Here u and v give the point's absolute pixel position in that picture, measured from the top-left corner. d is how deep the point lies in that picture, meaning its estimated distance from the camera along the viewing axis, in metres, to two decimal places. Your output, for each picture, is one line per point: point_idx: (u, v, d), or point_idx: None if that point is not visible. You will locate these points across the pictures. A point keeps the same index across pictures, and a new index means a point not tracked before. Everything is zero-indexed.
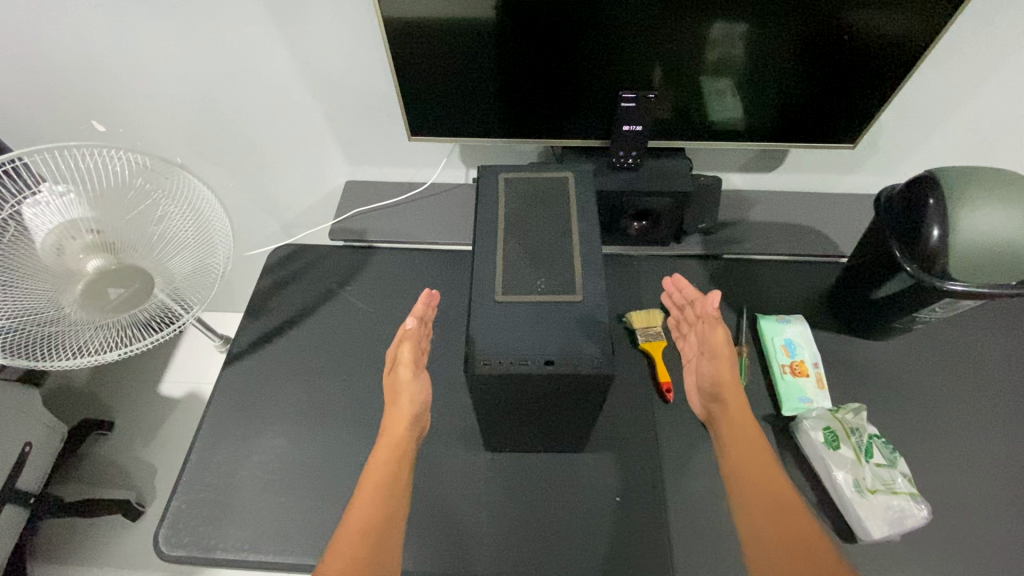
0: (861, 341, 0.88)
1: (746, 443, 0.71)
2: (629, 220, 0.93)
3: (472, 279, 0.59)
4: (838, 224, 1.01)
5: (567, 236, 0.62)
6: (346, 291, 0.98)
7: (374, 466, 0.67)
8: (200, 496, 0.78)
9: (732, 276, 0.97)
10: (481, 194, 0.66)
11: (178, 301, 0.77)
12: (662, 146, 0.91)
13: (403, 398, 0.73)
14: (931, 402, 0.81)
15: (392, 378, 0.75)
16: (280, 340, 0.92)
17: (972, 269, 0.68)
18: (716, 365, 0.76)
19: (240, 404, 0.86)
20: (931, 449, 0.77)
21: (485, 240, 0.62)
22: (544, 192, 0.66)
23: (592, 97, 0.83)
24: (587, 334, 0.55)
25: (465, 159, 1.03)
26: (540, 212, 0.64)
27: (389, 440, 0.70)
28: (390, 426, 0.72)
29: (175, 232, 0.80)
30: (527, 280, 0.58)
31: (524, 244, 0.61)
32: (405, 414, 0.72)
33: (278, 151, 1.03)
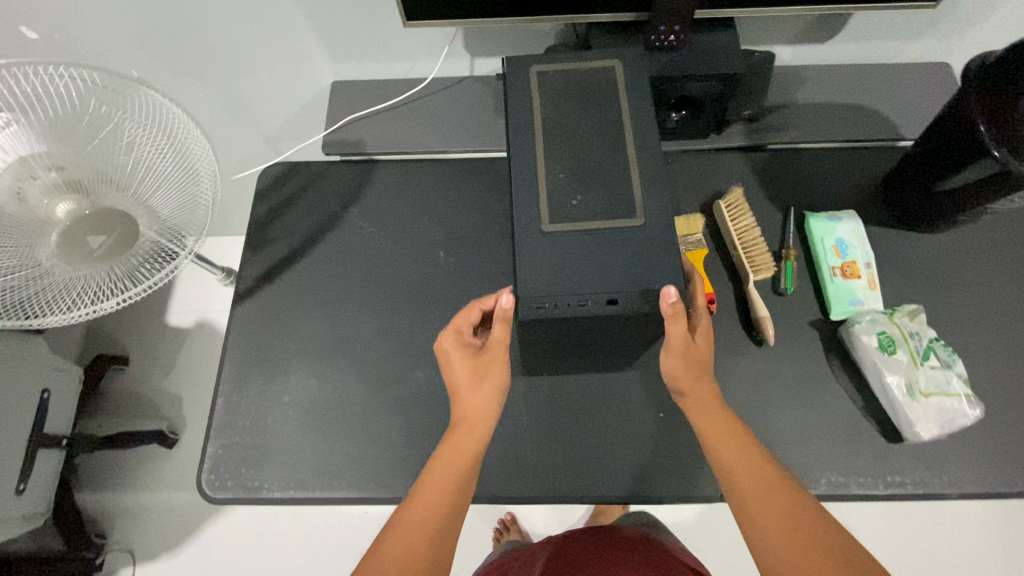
0: (916, 236, 0.82)
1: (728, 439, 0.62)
2: (666, 111, 0.82)
3: (511, 207, 0.50)
4: (898, 102, 0.90)
5: (618, 146, 0.52)
6: (353, 213, 0.89)
7: (452, 457, 0.61)
8: (234, 439, 0.76)
9: (777, 169, 0.88)
10: (509, 96, 0.54)
11: (175, 241, 0.67)
12: (710, 16, 0.75)
13: (477, 388, 0.64)
14: (985, 298, 0.78)
15: (460, 371, 0.66)
16: (289, 274, 0.85)
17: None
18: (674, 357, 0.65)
19: (260, 343, 0.81)
20: (980, 347, 0.75)
21: (519, 156, 0.52)
22: (586, 90, 0.54)
23: None
24: (654, 265, 0.47)
25: (471, 47, 0.88)
26: (583, 118, 0.53)
27: (461, 430, 0.64)
28: (465, 413, 0.64)
29: (150, 161, 0.69)
30: (578, 204, 0.50)
31: (568, 159, 0.51)
32: (482, 407, 0.64)
33: (250, 53, 0.87)
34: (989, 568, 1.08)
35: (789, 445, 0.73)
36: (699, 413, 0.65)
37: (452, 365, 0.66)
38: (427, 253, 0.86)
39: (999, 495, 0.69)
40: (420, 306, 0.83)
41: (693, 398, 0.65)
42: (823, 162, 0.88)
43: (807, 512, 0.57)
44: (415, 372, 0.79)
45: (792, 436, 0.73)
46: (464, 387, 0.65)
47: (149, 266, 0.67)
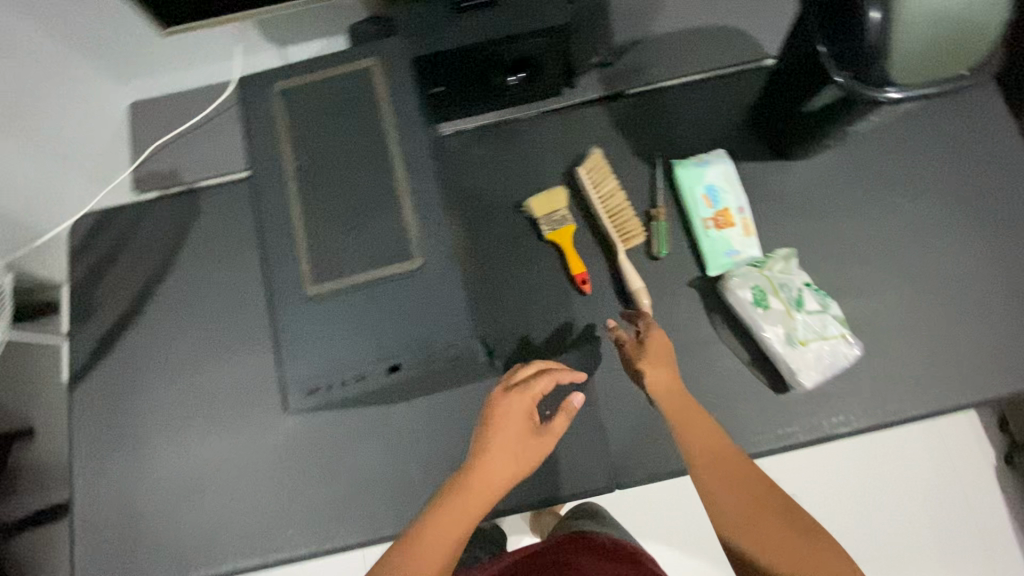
0: (788, 168, 0.76)
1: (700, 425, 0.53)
2: (502, 76, 0.72)
3: (268, 270, 0.42)
4: (759, 15, 0.81)
5: (384, 172, 0.44)
6: (182, 256, 0.78)
7: (451, 518, 0.48)
8: (105, 532, 0.70)
9: (641, 116, 0.79)
10: (248, 128, 0.45)
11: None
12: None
13: (512, 465, 0.51)
14: (860, 223, 0.74)
15: (519, 430, 0.52)
16: (125, 340, 0.76)
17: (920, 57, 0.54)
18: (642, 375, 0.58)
19: (110, 423, 0.73)
20: (856, 277, 0.73)
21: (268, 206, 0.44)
22: (342, 104, 0.45)
23: None
24: (440, 314, 0.42)
25: (270, 36, 0.75)
26: (341, 143, 0.44)
27: (478, 491, 0.49)
28: (486, 462, 0.51)
29: None
30: (342, 256, 0.43)
31: (326, 199, 0.43)
32: (508, 469, 0.51)
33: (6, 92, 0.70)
34: None
35: None
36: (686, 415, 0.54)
37: (511, 412, 0.53)
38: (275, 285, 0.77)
39: (880, 424, 0.70)
40: None
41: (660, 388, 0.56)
42: (689, 100, 0.80)
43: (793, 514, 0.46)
44: (284, 420, 0.73)
45: None
46: (509, 445, 0.52)
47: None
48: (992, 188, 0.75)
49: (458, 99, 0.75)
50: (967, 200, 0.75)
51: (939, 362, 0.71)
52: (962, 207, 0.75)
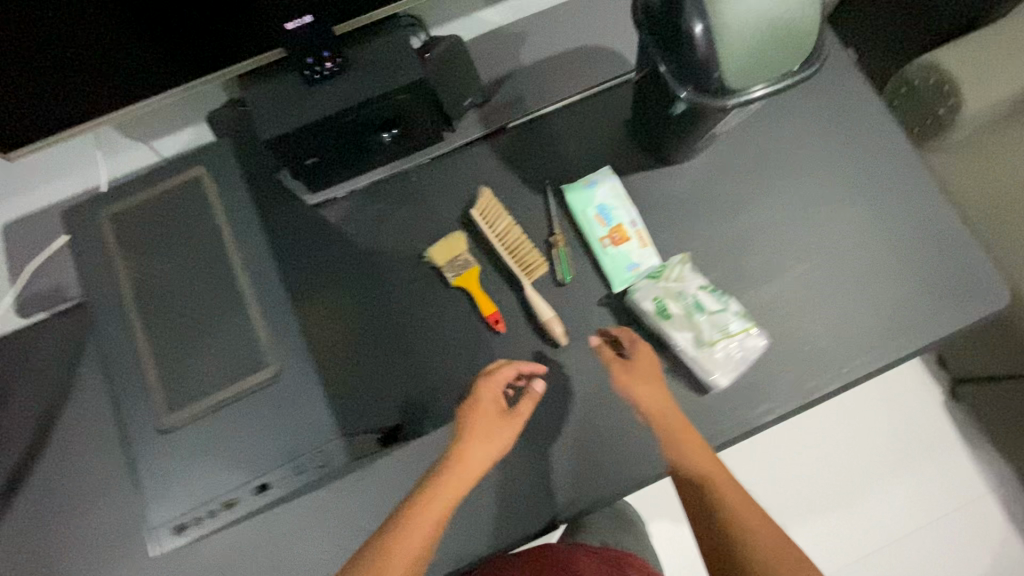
0: (674, 174, 0.78)
1: (687, 443, 0.64)
2: (374, 135, 0.72)
3: None
4: (620, 30, 0.83)
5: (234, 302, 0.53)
6: (81, 375, 0.74)
7: (434, 506, 0.58)
8: None
9: (525, 146, 0.80)
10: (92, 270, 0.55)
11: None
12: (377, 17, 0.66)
13: (482, 446, 0.63)
14: (749, 215, 0.77)
15: (485, 425, 0.64)
16: (35, 473, 0.71)
17: (759, 67, 0.55)
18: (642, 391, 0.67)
19: (31, 565, 0.69)
20: (755, 268, 0.75)
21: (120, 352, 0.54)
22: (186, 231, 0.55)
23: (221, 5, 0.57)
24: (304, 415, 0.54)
25: (132, 133, 0.73)
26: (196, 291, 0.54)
27: (458, 479, 0.61)
28: (462, 458, 0.62)
29: None
30: None
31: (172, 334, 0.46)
32: (485, 457, 0.63)
33: None
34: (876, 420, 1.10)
35: (613, 440, 0.70)
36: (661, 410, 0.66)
37: (480, 413, 0.65)
38: None
39: (803, 407, 0.71)
40: None
41: (649, 402, 0.66)
42: (568, 123, 0.81)
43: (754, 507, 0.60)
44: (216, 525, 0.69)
45: (615, 428, 0.71)
46: (481, 436, 0.64)
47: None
48: (864, 158, 0.79)
49: (337, 165, 0.74)
50: (843, 174, 0.78)
51: (847, 333, 0.73)
52: (840, 183, 0.78)
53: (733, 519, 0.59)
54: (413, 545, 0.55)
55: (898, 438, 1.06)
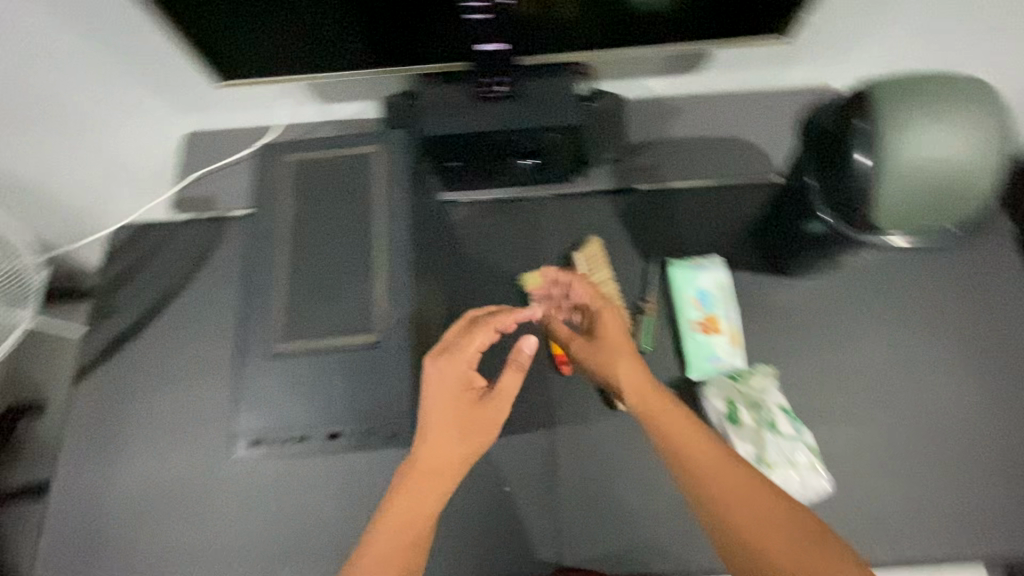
0: (782, 288, 0.77)
1: (673, 419, 0.60)
2: (514, 158, 0.77)
3: None
4: (774, 136, 0.83)
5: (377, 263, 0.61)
6: (199, 277, 0.84)
7: (419, 490, 0.56)
8: (71, 525, 0.74)
9: (645, 212, 0.83)
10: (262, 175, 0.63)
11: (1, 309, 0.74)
12: (566, 59, 0.70)
13: (450, 442, 0.57)
14: (847, 354, 0.74)
15: (452, 415, 0.58)
16: (136, 343, 0.82)
17: (922, 219, 0.56)
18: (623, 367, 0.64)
19: (103, 419, 0.79)
20: (837, 409, 0.72)
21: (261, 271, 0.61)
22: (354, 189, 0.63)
23: (431, 15, 0.63)
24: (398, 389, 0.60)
25: (317, 93, 0.83)
26: (342, 249, 0.61)
27: (418, 479, 0.56)
28: (425, 445, 0.57)
29: None
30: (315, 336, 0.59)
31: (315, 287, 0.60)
32: (452, 444, 0.57)
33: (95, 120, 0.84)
34: None
35: (634, 519, 0.70)
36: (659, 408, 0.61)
37: (428, 400, 0.58)
38: None
39: None
40: None
41: (622, 370, 0.65)
42: (695, 205, 0.83)
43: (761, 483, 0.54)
44: None
45: (641, 508, 0.70)
46: (438, 428, 0.57)
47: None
48: (992, 339, 0.74)
49: (472, 172, 0.81)
50: (963, 349, 0.73)
51: (914, 513, 0.68)
52: (956, 357, 0.73)
53: (745, 511, 0.53)
54: (400, 540, 0.54)
55: None
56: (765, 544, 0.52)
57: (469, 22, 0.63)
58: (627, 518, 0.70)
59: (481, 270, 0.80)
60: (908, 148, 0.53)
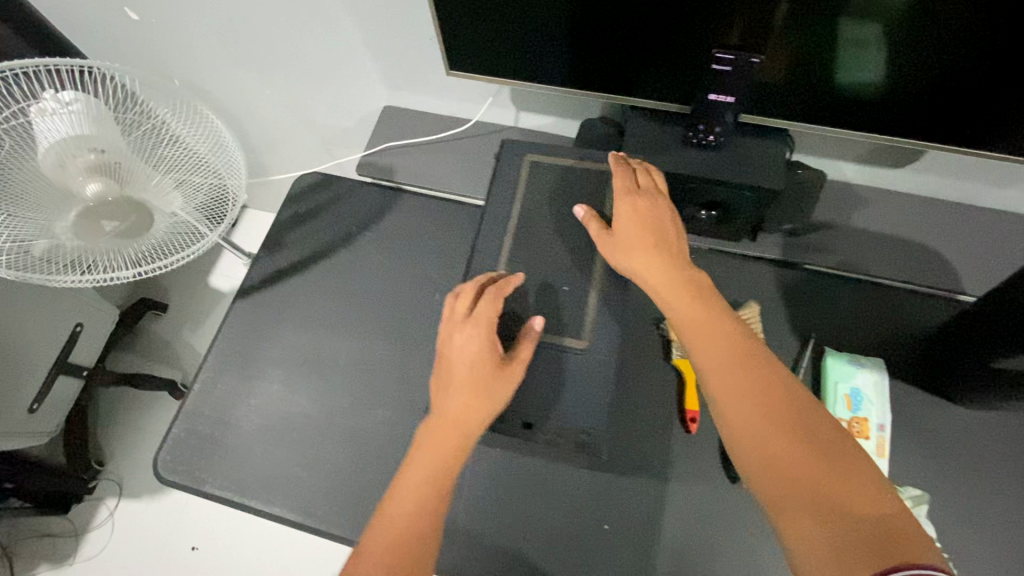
0: (946, 410, 0.72)
1: (711, 353, 0.55)
2: (693, 208, 0.77)
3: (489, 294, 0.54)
4: (968, 252, 0.79)
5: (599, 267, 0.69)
6: (365, 236, 0.90)
7: (446, 437, 0.59)
8: (197, 427, 0.79)
9: (808, 293, 0.80)
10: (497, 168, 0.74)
11: (200, 223, 0.74)
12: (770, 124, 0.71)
13: (455, 395, 0.60)
14: (1007, 502, 0.68)
15: (467, 376, 0.60)
16: (294, 279, 0.88)
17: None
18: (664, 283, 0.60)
19: (248, 339, 0.85)
20: (984, 557, 0.66)
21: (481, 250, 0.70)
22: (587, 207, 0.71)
23: (669, 56, 0.65)
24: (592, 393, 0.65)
25: (516, 100, 0.88)
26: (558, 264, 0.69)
27: (441, 434, 0.59)
28: (445, 398, 0.60)
29: (193, 147, 0.78)
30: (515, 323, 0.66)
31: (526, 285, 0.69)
32: (462, 400, 0.59)
33: (317, 74, 0.95)
34: None
35: None
36: (708, 348, 0.55)
37: (452, 361, 0.61)
38: (423, 291, 0.85)
39: None
40: (401, 343, 0.82)
41: (665, 291, 0.60)
42: (862, 299, 0.79)
43: (818, 427, 0.50)
44: (376, 409, 0.78)
45: None
46: (463, 386, 0.60)
47: (176, 245, 0.74)
48: None
49: None
50: None
51: None
52: None
53: (797, 449, 0.49)
54: (416, 484, 0.57)
55: None
56: (828, 487, 0.47)
57: (709, 72, 0.64)
58: None
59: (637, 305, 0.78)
60: None
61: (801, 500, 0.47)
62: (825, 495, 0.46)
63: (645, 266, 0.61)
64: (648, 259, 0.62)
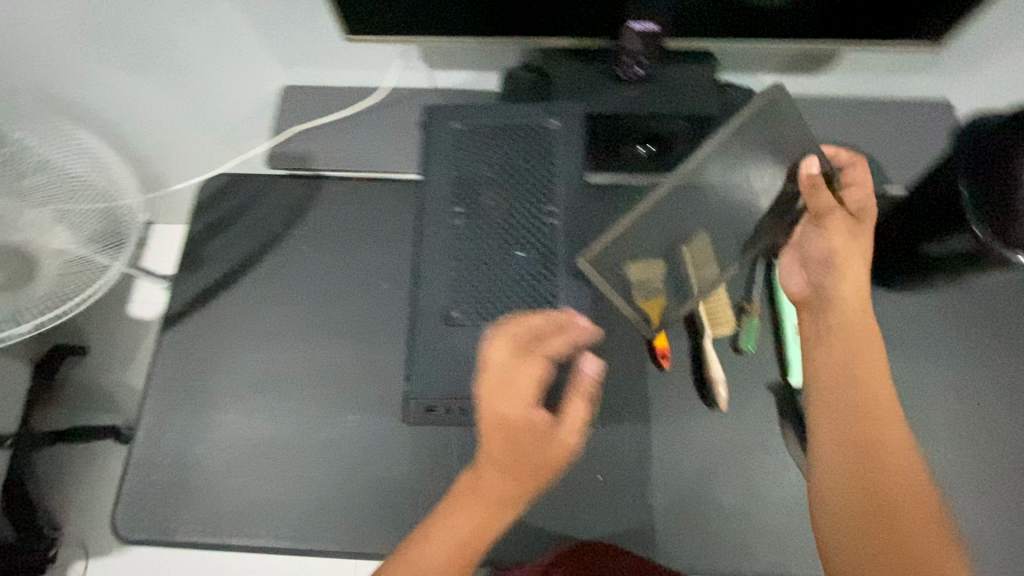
0: (891, 298, 0.77)
1: (865, 372, 0.60)
2: (631, 145, 0.75)
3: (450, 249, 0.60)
4: (893, 144, 0.82)
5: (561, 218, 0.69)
6: (293, 235, 0.82)
7: (490, 494, 0.57)
8: (152, 477, 0.72)
9: None
10: (428, 147, 0.70)
11: (97, 257, 0.70)
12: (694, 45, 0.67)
13: (494, 448, 0.57)
14: (953, 370, 0.74)
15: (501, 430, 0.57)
16: (223, 296, 0.80)
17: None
18: (842, 269, 0.65)
19: (186, 371, 0.77)
20: (939, 423, 0.72)
21: (428, 244, 0.68)
22: (539, 178, 0.70)
23: None
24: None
25: (428, 60, 0.82)
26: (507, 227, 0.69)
27: (472, 497, 0.58)
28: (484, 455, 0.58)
29: (59, 176, 0.75)
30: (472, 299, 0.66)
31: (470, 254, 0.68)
32: (500, 452, 0.57)
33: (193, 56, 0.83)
34: None
35: (732, 515, 0.70)
36: (858, 357, 0.61)
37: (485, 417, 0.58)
38: (370, 283, 0.80)
39: None
40: (356, 341, 0.77)
41: (844, 297, 0.64)
42: None
43: (906, 471, 0.54)
44: (347, 414, 0.74)
45: (736, 509, 0.70)
46: (516, 447, 0.57)
47: (79, 280, 0.70)
48: None
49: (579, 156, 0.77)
50: None
51: (1012, 530, 0.68)
52: None
53: (888, 473, 0.54)
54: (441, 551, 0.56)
55: None
56: (918, 547, 0.51)
57: None
58: (727, 513, 0.70)
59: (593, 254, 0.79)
60: None
61: (885, 546, 0.51)
62: (912, 555, 0.50)
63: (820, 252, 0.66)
64: (836, 250, 0.66)
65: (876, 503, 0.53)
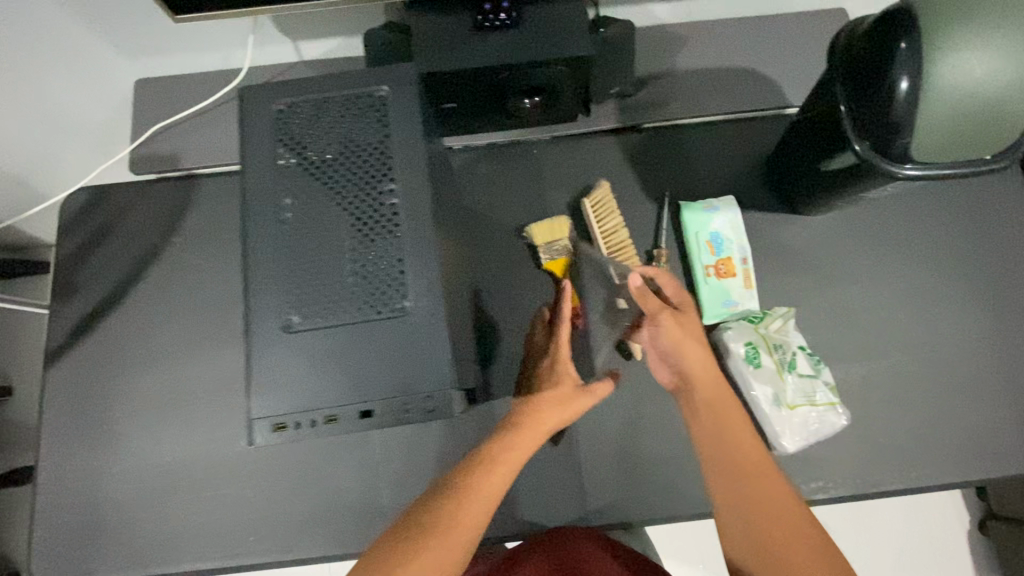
0: (798, 223, 0.76)
1: (727, 414, 0.60)
2: (516, 99, 0.70)
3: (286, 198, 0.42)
4: (789, 63, 0.79)
5: (405, 202, 0.42)
6: (174, 244, 0.76)
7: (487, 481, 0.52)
8: (61, 520, 0.68)
9: (653, 153, 0.78)
10: (242, 118, 0.43)
11: None
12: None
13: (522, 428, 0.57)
14: (862, 288, 0.74)
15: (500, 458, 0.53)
16: (109, 320, 0.74)
17: (967, 146, 0.52)
18: (691, 349, 0.63)
19: (81, 405, 0.72)
20: (851, 341, 0.72)
21: (255, 245, 0.41)
22: (378, 145, 0.43)
23: None
24: (437, 359, 0.39)
25: (286, 31, 0.74)
26: (355, 192, 0.42)
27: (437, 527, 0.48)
28: (470, 488, 0.51)
29: None
30: (324, 301, 0.40)
31: (309, 247, 0.41)
32: (498, 485, 0.52)
33: None
34: (911, 539, 1.02)
35: (661, 463, 0.70)
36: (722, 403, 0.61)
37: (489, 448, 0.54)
38: None
39: (864, 495, 0.69)
40: None
41: (695, 354, 0.63)
42: (703, 141, 0.78)
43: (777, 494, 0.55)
44: None
45: (664, 456, 0.70)
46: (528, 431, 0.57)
47: None
48: (1005, 266, 0.74)
49: (467, 118, 0.73)
50: (973, 277, 0.74)
51: (927, 435, 0.70)
52: (969, 283, 0.74)
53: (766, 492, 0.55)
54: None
55: (920, 557, 1.01)
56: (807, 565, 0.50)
57: None
58: (655, 461, 0.70)
59: (495, 221, 0.76)
60: (950, 67, 0.50)
61: (766, 553, 0.52)
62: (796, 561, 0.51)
63: (667, 343, 0.64)
64: (677, 326, 0.63)
65: (763, 540, 0.53)
